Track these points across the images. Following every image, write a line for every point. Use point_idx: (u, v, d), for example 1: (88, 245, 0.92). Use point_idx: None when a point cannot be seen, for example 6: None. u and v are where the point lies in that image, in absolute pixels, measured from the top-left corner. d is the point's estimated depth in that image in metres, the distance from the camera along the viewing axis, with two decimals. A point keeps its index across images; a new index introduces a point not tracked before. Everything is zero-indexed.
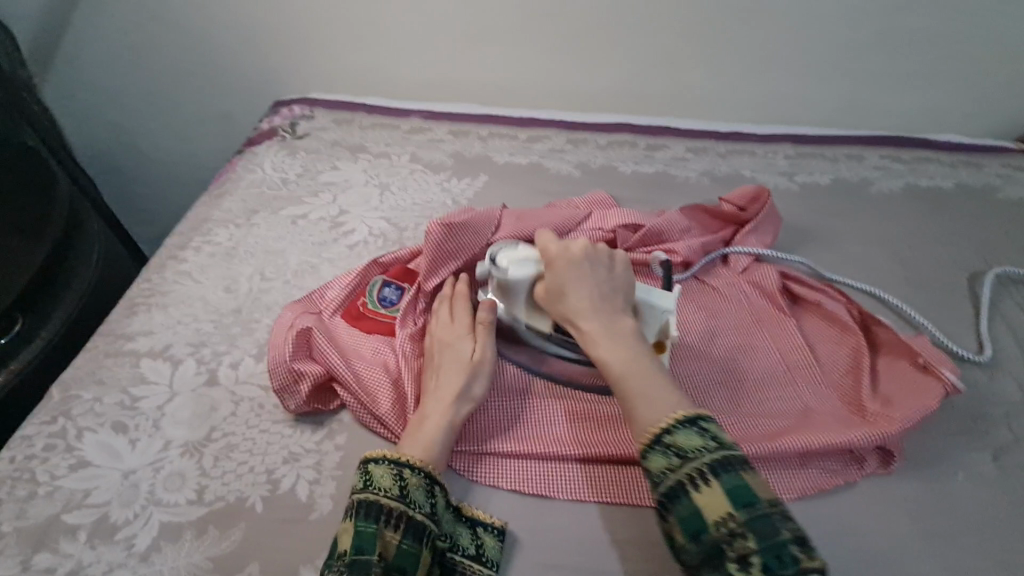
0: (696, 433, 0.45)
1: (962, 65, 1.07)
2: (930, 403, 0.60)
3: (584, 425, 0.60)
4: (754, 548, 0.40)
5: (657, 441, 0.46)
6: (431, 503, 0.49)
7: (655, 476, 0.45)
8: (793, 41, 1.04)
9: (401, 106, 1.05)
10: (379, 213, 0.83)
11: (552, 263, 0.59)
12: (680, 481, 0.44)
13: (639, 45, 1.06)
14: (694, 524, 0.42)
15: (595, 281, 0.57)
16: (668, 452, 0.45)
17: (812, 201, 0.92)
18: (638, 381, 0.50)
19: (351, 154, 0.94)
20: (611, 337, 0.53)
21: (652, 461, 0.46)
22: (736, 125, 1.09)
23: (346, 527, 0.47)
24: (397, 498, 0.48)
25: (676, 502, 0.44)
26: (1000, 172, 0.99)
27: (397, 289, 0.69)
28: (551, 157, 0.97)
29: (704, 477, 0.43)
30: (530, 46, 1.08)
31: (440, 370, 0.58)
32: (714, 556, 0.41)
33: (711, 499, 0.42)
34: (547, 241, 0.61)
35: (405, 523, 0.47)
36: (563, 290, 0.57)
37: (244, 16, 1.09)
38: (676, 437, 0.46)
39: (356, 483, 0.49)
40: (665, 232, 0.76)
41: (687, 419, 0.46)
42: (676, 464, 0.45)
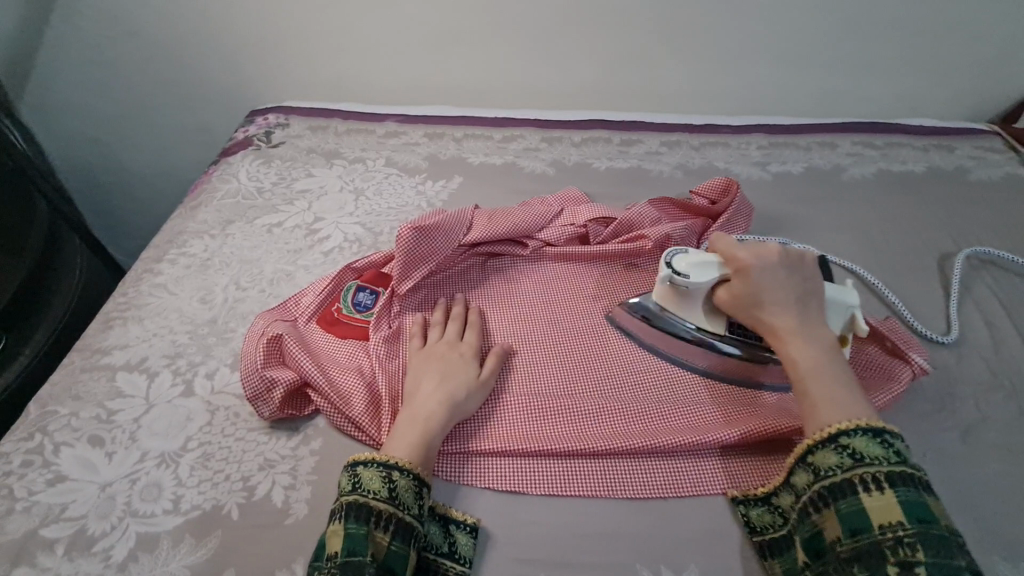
0: (879, 443, 0.46)
1: (932, 48, 1.07)
2: (898, 386, 0.61)
3: (556, 422, 0.61)
4: (922, 560, 0.41)
5: (832, 439, 0.48)
6: (419, 505, 0.50)
7: (822, 470, 0.48)
8: (763, 32, 1.05)
9: (375, 111, 1.05)
10: (354, 219, 0.84)
11: (742, 268, 0.57)
12: (851, 480, 0.46)
13: (609, 42, 1.07)
14: (856, 521, 0.44)
15: (787, 282, 0.56)
16: (843, 451, 0.47)
17: (785, 190, 0.93)
18: (826, 389, 0.50)
19: (326, 161, 0.94)
20: (803, 343, 0.53)
21: (822, 456, 0.48)
22: (709, 117, 1.10)
23: (336, 529, 0.47)
24: (387, 499, 0.49)
25: (840, 498, 0.46)
26: (970, 154, 1.00)
27: (371, 293, 0.69)
28: (525, 156, 0.98)
29: (877, 484, 0.45)
30: (500, 47, 1.08)
31: (439, 377, 0.59)
32: (872, 556, 0.43)
33: (883, 505, 0.44)
34: (731, 245, 0.59)
35: (394, 525, 0.48)
36: (752, 293, 0.56)
37: (216, 27, 1.09)
38: (855, 441, 0.47)
39: (346, 484, 0.50)
40: (636, 224, 0.77)
41: (872, 428, 0.47)
42: (848, 464, 0.46)
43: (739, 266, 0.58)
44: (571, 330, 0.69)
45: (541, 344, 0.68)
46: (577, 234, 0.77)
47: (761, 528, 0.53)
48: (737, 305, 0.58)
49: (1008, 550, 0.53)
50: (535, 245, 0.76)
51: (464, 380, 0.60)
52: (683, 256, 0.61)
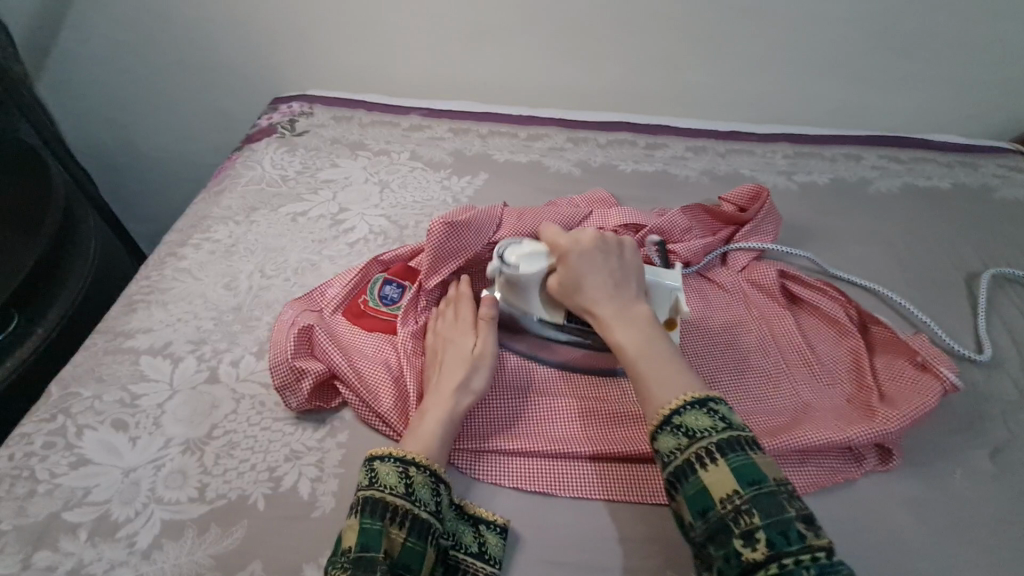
0: (706, 413, 0.46)
1: (960, 66, 1.07)
2: (930, 398, 0.60)
3: (582, 424, 0.60)
4: (760, 524, 0.41)
5: (667, 422, 0.47)
6: (436, 500, 0.49)
7: (665, 456, 0.46)
8: (792, 41, 1.05)
9: (401, 105, 1.05)
10: (379, 211, 0.83)
11: (562, 257, 0.58)
12: (689, 460, 0.45)
13: (637, 46, 1.07)
14: (701, 501, 0.44)
15: (607, 267, 0.57)
16: (677, 432, 0.46)
17: (810, 200, 0.92)
18: (647, 367, 0.50)
19: (351, 152, 0.94)
20: (624, 325, 0.53)
21: (662, 441, 0.47)
22: (734, 124, 1.09)
23: (351, 525, 0.46)
24: (403, 494, 0.48)
25: (683, 481, 0.45)
26: (996, 173, 1.00)
27: (398, 287, 0.69)
28: (551, 155, 0.98)
29: (712, 456, 0.44)
30: (528, 47, 1.08)
31: (447, 366, 0.58)
32: (720, 533, 0.42)
33: (719, 477, 0.44)
34: (556, 233, 0.60)
35: (409, 522, 0.47)
36: (573, 282, 0.57)
37: (242, 14, 1.09)
38: (685, 418, 0.46)
39: (361, 479, 0.49)
40: (665, 232, 0.76)
41: (697, 400, 0.47)
42: (685, 443, 0.46)
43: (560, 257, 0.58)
44: None
45: None
46: None
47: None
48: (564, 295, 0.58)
49: None
50: None
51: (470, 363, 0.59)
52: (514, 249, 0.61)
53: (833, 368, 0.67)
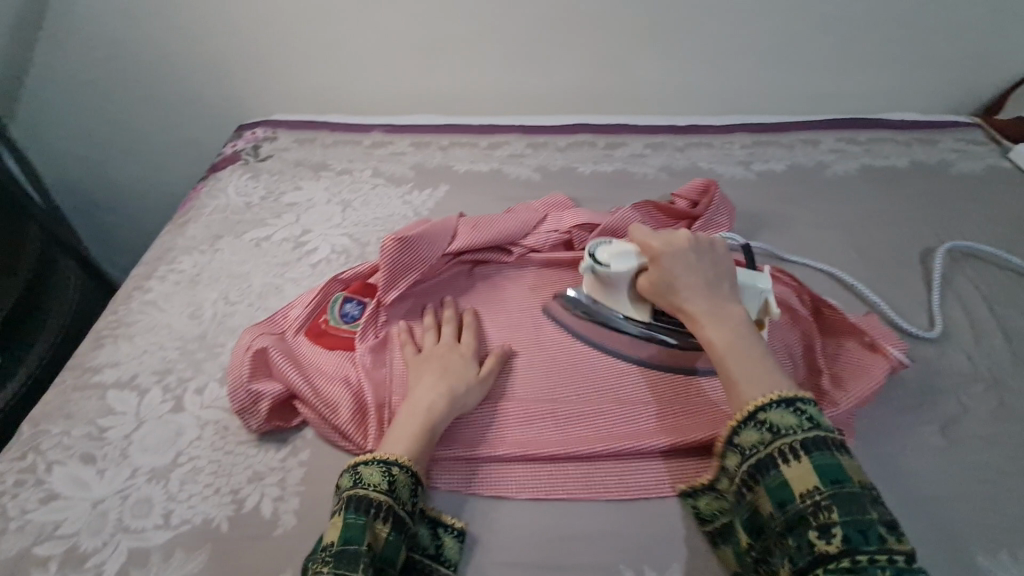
0: (793, 412, 0.47)
1: (912, 43, 1.08)
2: (877, 379, 0.61)
3: (534, 426, 0.61)
4: (837, 520, 0.42)
5: (750, 418, 0.48)
6: (414, 499, 0.51)
7: (747, 449, 0.48)
8: (742, 32, 1.06)
9: (362, 123, 1.06)
10: (341, 230, 0.85)
11: (656, 256, 0.60)
12: (771, 454, 0.46)
13: (591, 47, 1.08)
14: (780, 494, 0.45)
15: (699, 266, 0.58)
16: (761, 427, 0.48)
17: (768, 188, 0.94)
18: (739, 365, 0.51)
19: (314, 173, 0.96)
20: (717, 324, 0.54)
21: (744, 435, 0.48)
22: (693, 117, 1.11)
23: (336, 521, 0.49)
24: (385, 491, 0.50)
25: (764, 474, 0.46)
26: (952, 147, 1.01)
27: (358, 304, 0.71)
28: (511, 162, 0.99)
29: (794, 452, 0.45)
30: (484, 56, 1.09)
31: (439, 375, 0.60)
32: (795, 525, 0.43)
33: (800, 473, 0.45)
34: (643, 234, 0.61)
35: (393, 517, 0.49)
36: (669, 282, 0.58)
37: (203, 45, 1.11)
38: (770, 415, 0.48)
39: (346, 479, 0.51)
40: (619, 229, 0.78)
41: (783, 400, 0.48)
42: (768, 439, 0.47)
43: (654, 256, 0.60)
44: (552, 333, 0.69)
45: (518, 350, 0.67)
46: (560, 240, 0.78)
47: (710, 516, 0.54)
48: (660, 294, 0.59)
49: (991, 540, 0.53)
50: (520, 252, 0.77)
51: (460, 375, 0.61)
52: (605, 246, 0.65)
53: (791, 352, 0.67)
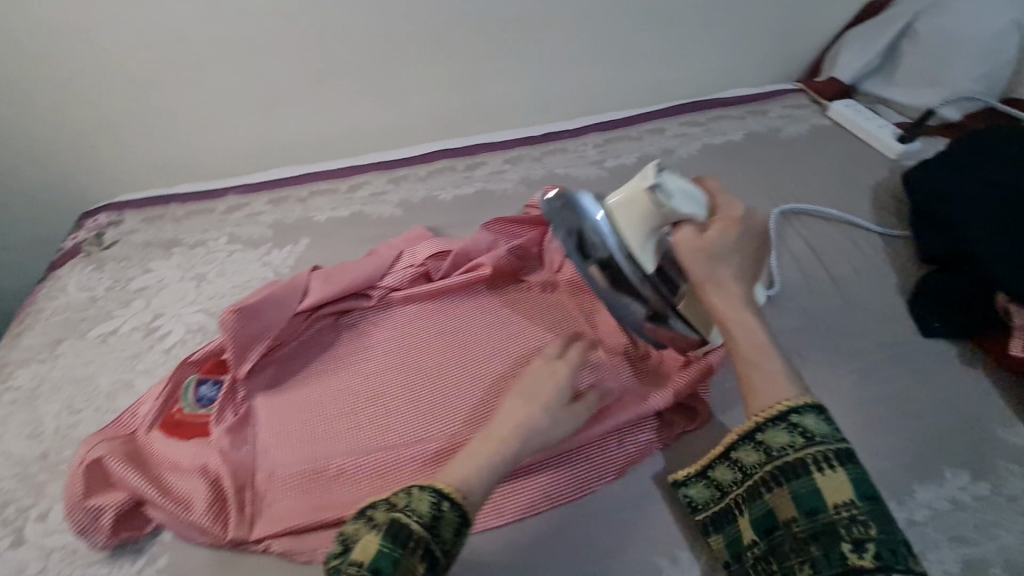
0: (825, 420, 0.51)
1: (729, 25, 1.16)
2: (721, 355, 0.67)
3: (386, 475, 0.61)
4: (872, 537, 0.45)
5: (783, 418, 0.52)
6: (454, 543, 0.47)
7: (777, 450, 0.51)
8: (575, 38, 1.11)
9: (215, 188, 1.03)
10: (197, 307, 0.81)
11: (721, 220, 0.59)
12: (805, 458, 0.50)
13: (434, 74, 1.09)
14: (811, 501, 0.48)
15: (749, 249, 0.60)
16: (793, 430, 0.51)
17: (620, 183, 0.98)
18: (765, 361, 0.55)
19: (165, 251, 0.91)
20: (750, 317, 0.58)
21: (774, 436, 0.52)
22: (549, 125, 1.14)
23: (371, 541, 0.45)
24: (427, 525, 0.46)
25: (794, 477, 0.50)
26: (781, 114, 1.09)
27: (215, 384, 0.68)
28: (373, 201, 0.98)
29: (828, 462, 0.49)
30: (330, 99, 1.07)
31: (527, 396, 0.55)
32: (825, 534, 0.47)
33: (835, 483, 0.48)
34: (725, 200, 0.61)
35: (427, 554, 0.45)
36: (704, 274, 0.58)
37: (22, 136, 1.03)
38: (807, 420, 0.51)
39: (397, 499, 0.48)
40: (472, 251, 0.79)
41: (813, 405, 0.52)
42: (800, 443, 0.51)
43: (723, 219, 0.59)
44: (406, 373, 0.70)
45: (372, 396, 0.68)
46: (417, 274, 0.78)
47: (703, 505, 0.57)
48: (696, 273, 0.59)
49: None
50: (379, 294, 0.77)
51: (554, 396, 0.55)
52: (673, 176, 0.60)
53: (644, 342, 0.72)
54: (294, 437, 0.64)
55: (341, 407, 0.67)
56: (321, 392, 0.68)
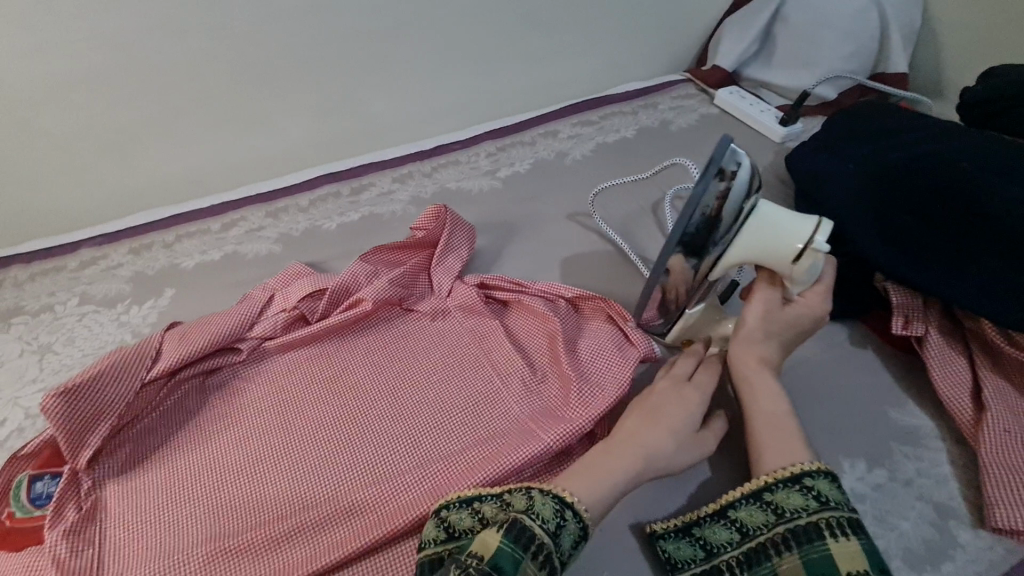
0: (836, 489, 0.51)
1: (612, 20, 1.15)
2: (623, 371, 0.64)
3: (260, 559, 0.54)
4: None
5: (799, 481, 0.51)
6: (571, 555, 0.47)
7: (788, 511, 0.50)
8: (456, 46, 1.05)
9: (65, 242, 0.91)
10: (38, 385, 0.71)
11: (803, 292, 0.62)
12: (817, 523, 0.48)
13: (307, 94, 1.00)
14: (820, 567, 0.46)
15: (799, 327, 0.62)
16: (807, 494, 0.50)
17: (514, 192, 0.94)
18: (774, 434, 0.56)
19: (2, 323, 0.79)
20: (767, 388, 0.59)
21: (788, 498, 0.51)
22: (440, 137, 1.08)
23: (491, 538, 0.45)
24: (547, 529, 0.47)
25: (805, 540, 0.48)
26: (670, 106, 1.09)
27: (53, 478, 0.59)
28: (249, 239, 0.90)
29: (840, 529, 0.48)
30: (192, 130, 0.97)
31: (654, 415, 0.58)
32: None
33: (848, 551, 0.46)
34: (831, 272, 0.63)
35: (545, 560, 0.45)
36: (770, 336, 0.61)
37: None
38: (822, 486, 0.50)
39: (518, 500, 0.49)
40: (351, 284, 0.72)
41: (827, 474, 0.51)
42: (813, 506, 0.50)
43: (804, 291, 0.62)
44: (289, 433, 0.63)
45: (246, 465, 0.61)
46: (292, 318, 0.71)
47: (681, 564, 0.52)
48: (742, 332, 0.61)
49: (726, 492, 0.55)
50: (249, 345, 0.69)
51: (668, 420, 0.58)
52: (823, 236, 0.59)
53: (540, 365, 0.67)
54: (151, 526, 0.57)
55: (204, 486, 0.59)
56: (181, 470, 0.60)
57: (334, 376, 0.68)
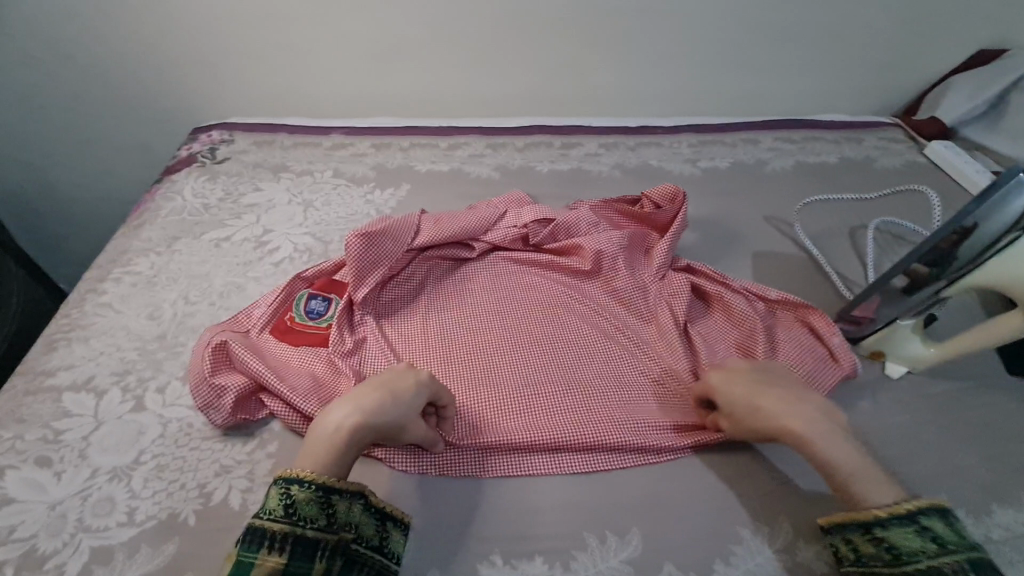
0: (949, 525, 0.48)
1: (840, 50, 1.16)
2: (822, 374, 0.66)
3: (488, 410, 0.63)
4: None
5: (913, 523, 0.48)
6: (326, 513, 0.48)
7: (904, 553, 0.48)
8: (686, 40, 1.11)
9: (321, 124, 1.06)
10: (303, 230, 0.85)
11: (727, 391, 0.59)
12: (940, 567, 0.46)
13: (543, 50, 1.11)
14: None
15: (770, 396, 0.57)
16: (923, 535, 0.48)
17: (714, 184, 1.00)
18: (858, 481, 0.52)
19: (273, 174, 0.95)
20: (825, 443, 0.54)
21: (901, 537, 0.48)
22: (644, 119, 1.16)
23: (272, 559, 0.44)
24: (323, 528, 0.47)
25: None
26: (878, 145, 1.10)
27: (324, 300, 0.71)
28: (471, 161, 1.02)
29: (966, 573, 0.46)
30: (439, 58, 1.10)
31: (383, 388, 0.54)
32: None
33: None
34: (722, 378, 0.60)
35: (292, 542, 0.45)
36: (737, 402, 0.58)
37: (144, 47, 1.07)
38: (933, 523, 0.48)
39: (276, 505, 0.47)
40: (574, 227, 0.80)
41: (936, 511, 0.49)
42: (930, 548, 0.47)
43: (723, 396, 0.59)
44: (507, 323, 0.72)
45: (471, 338, 0.70)
46: (519, 234, 0.80)
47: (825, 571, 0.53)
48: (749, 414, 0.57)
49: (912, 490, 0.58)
50: (481, 246, 0.79)
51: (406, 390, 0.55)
52: None
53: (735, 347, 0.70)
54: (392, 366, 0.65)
55: (440, 343, 0.69)
56: (421, 327, 0.71)
57: (546, 292, 0.77)
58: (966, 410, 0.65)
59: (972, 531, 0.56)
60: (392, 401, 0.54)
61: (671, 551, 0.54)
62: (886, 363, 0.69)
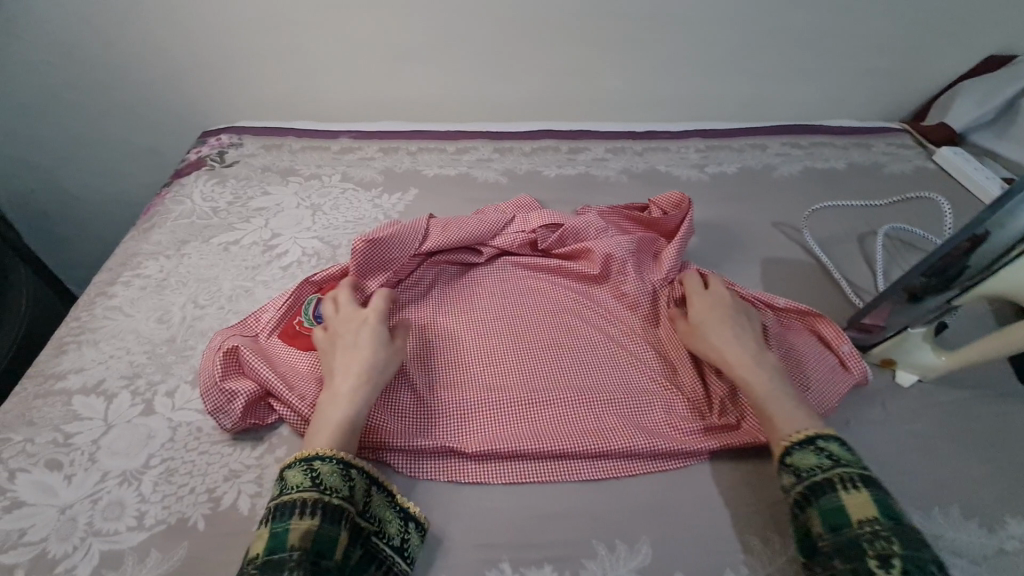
0: (846, 450, 0.53)
1: (848, 55, 1.16)
2: (835, 388, 0.65)
3: (496, 416, 0.63)
4: (897, 552, 0.46)
5: (808, 443, 0.54)
6: (348, 486, 0.50)
7: (804, 471, 0.52)
8: (694, 45, 1.11)
9: (329, 128, 1.07)
10: (312, 234, 0.85)
11: (697, 316, 0.68)
12: (830, 480, 0.51)
13: (552, 55, 1.11)
14: (837, 517, 0.49)
15: (733, 325, 0.66)
16: (820, 454, 0.53)
17: (722, 189, 1.00)
18: (777, 407, 0.58)
19: (281, 178, 0.96)
20: (759, 373, 0.61)
21: (801, 458, 0.53)
22: (652, 124, 1.16)
23: (303, 523, 0.47)
24: (346, 497, 0.49)
25: (821, 496, 0.50)
26: (886, 151, 1.09)
27: None
28: (479, 166, 1.02)
29: (853, 483, 0.50)
30: (447, 62, 1.10)
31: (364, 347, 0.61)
32: (851, 548, 0.47)
33: (859, 502, 0.49)
34: (698, 301, 0.69)
35: (320, 509, 0.48)
36: (703, 324, 0.67)
37: (154, 52, 1.08)
38: (829, 445, 0.53)
39: (301, 480, 0.50)
40: (582, 232, 0.80)
41: (836, 437, 0.55)
42: (825, 465, 0.52)
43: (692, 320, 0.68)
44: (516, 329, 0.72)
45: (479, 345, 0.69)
46: (527, 240, 0.80)
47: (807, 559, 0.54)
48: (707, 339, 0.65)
49: (923, 500, 0.58)
50: (489, 252, 0.79)
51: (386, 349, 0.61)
52: None
53: None
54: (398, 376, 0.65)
55: (450, 349, 0.69)
56: (430, 332, 0.71)
57: (551, 300, 0.76)
58: (977, 420, 0.65)
59: (984, 542, 0.55)
60: (379, 356, 0.61)
61: (682, 561, 0.53)
62: (896, 371, 0.69)
